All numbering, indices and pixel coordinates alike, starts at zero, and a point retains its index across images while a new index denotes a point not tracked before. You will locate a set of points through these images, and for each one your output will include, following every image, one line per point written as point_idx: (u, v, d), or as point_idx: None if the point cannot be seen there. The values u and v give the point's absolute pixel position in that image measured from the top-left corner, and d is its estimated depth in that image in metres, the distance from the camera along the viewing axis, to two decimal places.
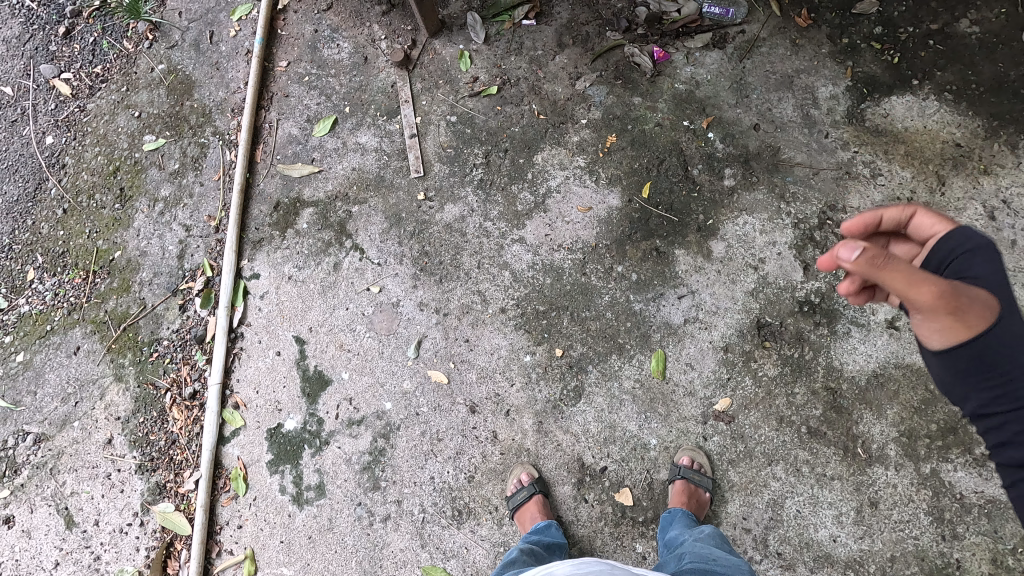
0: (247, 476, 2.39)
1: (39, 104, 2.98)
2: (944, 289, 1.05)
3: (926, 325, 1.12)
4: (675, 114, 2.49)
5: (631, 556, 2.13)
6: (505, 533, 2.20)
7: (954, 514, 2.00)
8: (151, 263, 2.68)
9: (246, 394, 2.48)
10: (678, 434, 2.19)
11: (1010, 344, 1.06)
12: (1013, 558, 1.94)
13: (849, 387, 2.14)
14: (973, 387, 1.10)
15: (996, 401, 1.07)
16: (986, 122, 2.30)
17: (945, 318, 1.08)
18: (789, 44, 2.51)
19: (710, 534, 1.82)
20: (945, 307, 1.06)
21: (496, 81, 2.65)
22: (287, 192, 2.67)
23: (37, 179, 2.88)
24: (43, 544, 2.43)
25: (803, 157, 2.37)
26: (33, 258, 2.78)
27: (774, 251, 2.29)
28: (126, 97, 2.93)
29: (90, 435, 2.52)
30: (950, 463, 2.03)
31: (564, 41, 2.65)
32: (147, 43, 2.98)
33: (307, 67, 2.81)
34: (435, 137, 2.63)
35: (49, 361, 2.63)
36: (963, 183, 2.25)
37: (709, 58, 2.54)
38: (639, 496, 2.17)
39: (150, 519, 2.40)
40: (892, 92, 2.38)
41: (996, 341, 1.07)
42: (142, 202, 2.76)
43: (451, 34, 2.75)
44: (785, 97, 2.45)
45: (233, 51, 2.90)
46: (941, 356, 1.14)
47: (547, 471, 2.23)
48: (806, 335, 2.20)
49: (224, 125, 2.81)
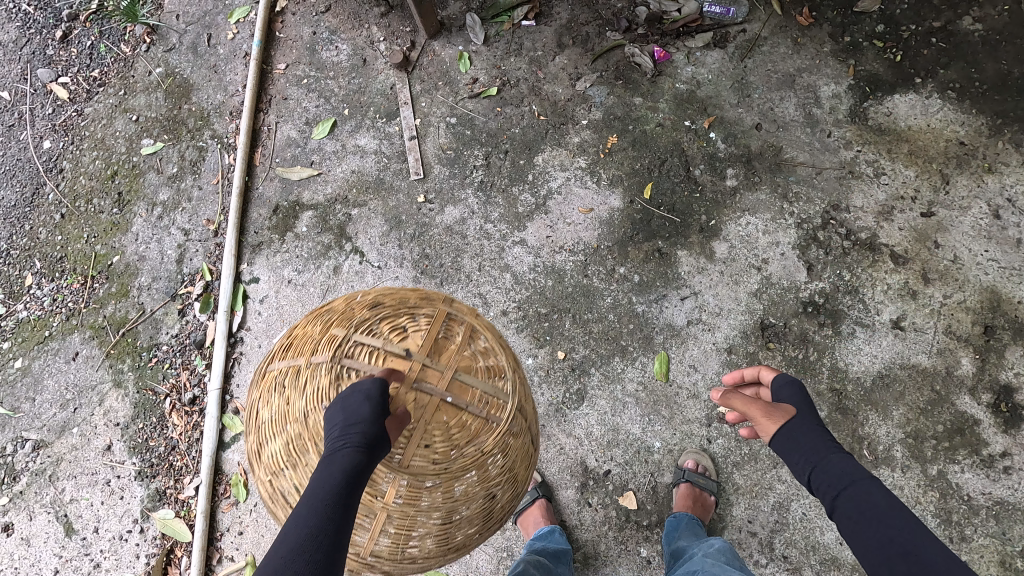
0: (247, 481, 2.37)
1: (36, 108, 2.96)
2: (753, 404, 1.47)
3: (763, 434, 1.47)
4: (676, 114, 2.47)
5: (635, 560, 2.12)
6: (508, 538, 2.19)
7: (962, 516, 1.98)
8: (149, 268, 2.66)
9: (246, 399, 2.46)
10: (682, 437, 2.17)
11: (802, 431, 1.38)
12: (1022, 560, 1.93)
13: (855, 388, 2.12)
14: (797, 469, 1.37)
15: (808, 476, 1.34)
16: (990, 120, 2.28)
17: (760, 418, 1.44)
18: (791, 43, 2.49)
19: (720, 549, 1.74)
20: (755, 411, 1.46)
21: (496, 82, 2.63)
22: (287, 196, 2.65)
23: (35, 183, 2.86)
24: (42, 552, 2.41)
25: (806, 156, 2.36)
26: (31, 263, 2.76)
27: (777, 251, 2.27)
28: (124, 101, 2.91)
29: (89, 442, 2.50)
30: (956, 465, 2.01)
31: (564, 42, 2.64)
32: (144, 46, 2.96)
33: (306, 69, 2.80)
34: (434, 138, 2.62)
35: (48, 366, 2.61)
36: (967, 181, 2.24)
37: (710, 57, 2.53)
38: (643, 500, 2.15)
39: (151, 526, 2.38)
40: (895, 91, 2.37)
41: (800, 429, 1.38)
42: (140, 206, 2.74)
43: (450, 35, 2.73)
44: (786, 96, 2.43)
45: (230, 54, 2.88)
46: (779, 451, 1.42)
47: (550, 475, 2.21)
48: (811, 336, 2.19)
49: (222, 128, 2.79)
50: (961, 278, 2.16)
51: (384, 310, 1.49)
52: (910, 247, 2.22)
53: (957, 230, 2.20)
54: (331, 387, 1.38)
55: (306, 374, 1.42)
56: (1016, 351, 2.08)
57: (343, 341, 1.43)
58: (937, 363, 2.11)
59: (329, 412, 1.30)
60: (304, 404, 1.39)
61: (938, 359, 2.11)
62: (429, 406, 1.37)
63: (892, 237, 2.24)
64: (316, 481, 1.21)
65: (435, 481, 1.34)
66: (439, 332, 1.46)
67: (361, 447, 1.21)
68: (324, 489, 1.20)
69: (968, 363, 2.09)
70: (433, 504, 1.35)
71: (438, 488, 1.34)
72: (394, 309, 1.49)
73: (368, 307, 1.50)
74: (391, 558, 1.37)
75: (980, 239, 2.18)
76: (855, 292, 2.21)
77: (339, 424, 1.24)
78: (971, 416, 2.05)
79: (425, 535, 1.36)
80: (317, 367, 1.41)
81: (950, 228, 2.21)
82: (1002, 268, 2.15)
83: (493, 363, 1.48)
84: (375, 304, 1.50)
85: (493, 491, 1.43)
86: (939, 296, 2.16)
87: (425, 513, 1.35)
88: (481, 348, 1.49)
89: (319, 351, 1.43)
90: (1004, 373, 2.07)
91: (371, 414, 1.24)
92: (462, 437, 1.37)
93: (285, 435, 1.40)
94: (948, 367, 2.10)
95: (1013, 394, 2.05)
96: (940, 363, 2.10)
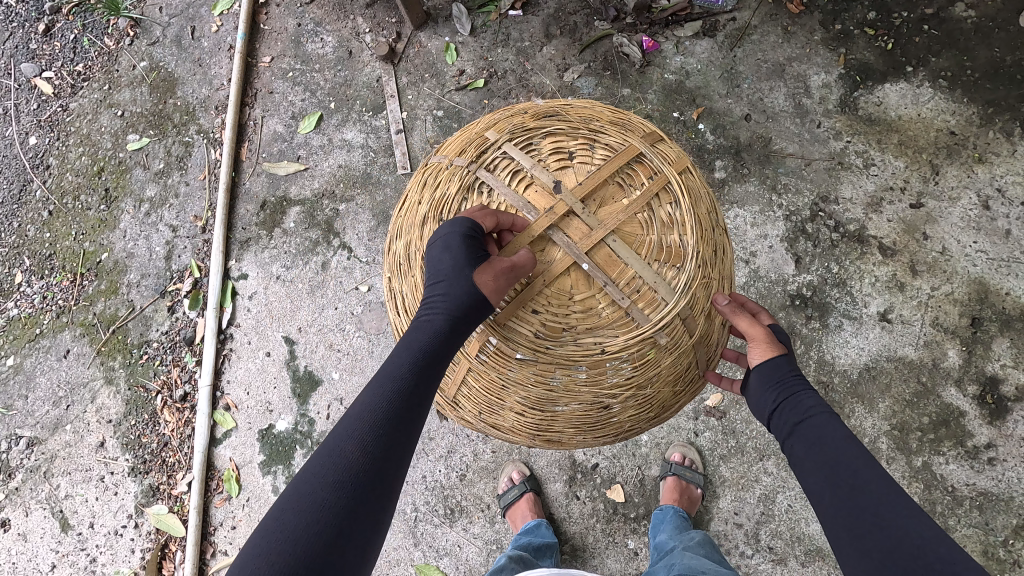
0: (239, 477, 2.39)
1: (21, 104, 2.94)
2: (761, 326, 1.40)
3: (751, 353, 1.43)
4: (664, 105, 2.44)
5: (623, 552, 2.14)
6: (498, 531, 2.21)
7: (945, 507, 1.99)
8: (138, 265, 2.66)
9: (237, 395, 2.47)
10: (669, 430, 2.18)
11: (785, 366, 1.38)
12: (1004, 549, 1.95)
13: (841, 381, 2.13)
14: (764, 399, 1.39)
15: (775, 403, 1.35)
16: (981, 109, 2.25)
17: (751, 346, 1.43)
18: (781, 31, 2.45)
19: (700, 542, 1.75)
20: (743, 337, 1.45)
21: (483, 74, 2.60)
22: (274, 191, 2.64)
23: (21, 180, 2.85)
24: (39, 547, 2.44)
25: (795, 147, 2.34)
26: (20, 261, 2.76)
27: (765, 244, 2.26)
28: (108, 95, 2.88)
29: (83, 438, 2.52)
30: (941, 456, 2.02)
31: (551, 32, 2.60)
32: (128, 40, 2.93)
33: (291, 62, 2.76)
34: (421, 132, 2.60)
35: (40, 364, 2.62)
36: (957, 172, 2.22)
37: (699, 47, 2.49)
38: (631, 493, 2.17)
39: (145, 521, 2.41)
40: (886, 80, 2.34)
41: (784, 363, 1.38)
42: (128, 203, 2.73)
43: (437, 26, 2.69)
44: (776, 86, 2.40)
45: (215, 47, 2.84)
46: (756, 376, 1.41)
47: (539, 469, 2.23)
48: (798, 328, 2.19)
49: (208, 122, 2.77)
50: (950, 269, 2.15)
51: (559, 127, 1.53)
52: (899, 239, 2.21)
53: (946, 221, 2.19)
54: (461, 194, 1.48)
55: (446, 172, 1.52)
56: (1003, 343, 2.08)
57: (492, 149, 1.51)
58: (924, 355, 2.11)
59: (433, 242, 1.40)
60: (428, 206, 1.51)
61: (925, 352, 2.11)
62: (557, 266, 1.39)
63: (880, 229, 2.23)
64: (410, 332, 1.36)
65: (527, 354, 1.38)
66: (603, 191, 1.47)
67: (448, 315, 1.32)
68: (404, 358, 1.32)
69: (954, 355, 2.09)
70: (522, 377, 1.40)
71: (528, 364, 1.38)
72: (568, 140, 1.52)
73: (541, 119, 1.55)
74: (472, 407, 1.53)
75: (969, 230, 2.17)
76: (843, 284, 2.20)
77: (435, 266, 1.38)
78: (956, 408, 2.05)
79: (509, 405, 1.46)
80: (457, 169, 1.49)
81: (939, 219, 2.20)
82: (990, 259, 2.14)
83: (667, 250, 1.42)
84: (553, 121, 1.54)
85: (602, 398, 1.41)
86: (926, 288, 2.15)
87: (511, 383, 1.42)
88: (661, 222, 1.45)
89: (465, 154, 1.51)
90: (990, 365, 2.07)
91: (450, 262, 1.34)
92: (576, 316, 1.39)
93: (410, 234, 1.53)
94: (935, 359, 2.10)
95: (999, 385, 2.05)
96: (926, 356, 2.11)
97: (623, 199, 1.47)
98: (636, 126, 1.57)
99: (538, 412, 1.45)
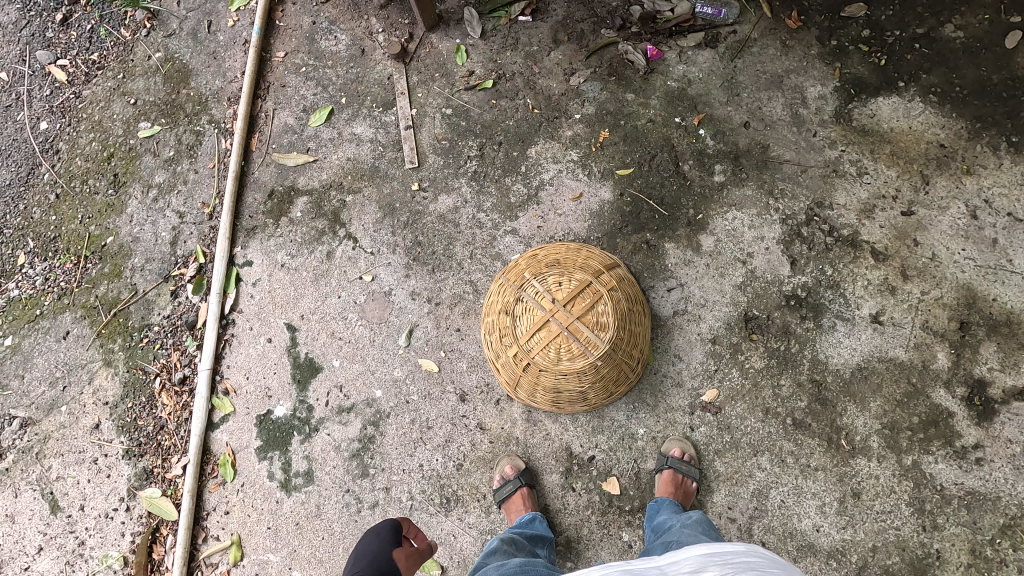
0: (234, 461, 2.40)
1: (34, 89, 2.98)
2: None
3: None
4: (667, 111, 2.53)
5: (617, 544, 2.16)
6: (493, 521, 2.22)
7: (934, 505, 2.03)
8: (143, 249, 2.68)
9: (236, 380, 2.48)
10: (665, 424, 2.21)
11: None
12: (991, 548, 1.98)
13: (834, 379, 2.18)
14: None
15: None
16: (969, 124, 2.34)
17: None
18: (780, 45, 2.56)
19: (698, 521, 1.78)
20: None
21: (492, 75, 2.68)
22: (282, 181, 2.69)
23: (30, 164, 2.88)
24: (28, 529, 2.41)
25: (792, 154, 2.42)
26: (24, 242, 2.77)
27: (762, 246, 2.33)
28: (122, 84, 2.93)
29: (78, 420, 2.50)
30: (931, 455, 2.07)
31: (559, 38, 2.69)
32: (144, 31, 2.99)
33: (305, 58, 2.84)
34: (429, 129, 2.66)
35: (38, 345, 2.62)
36: (947, 182, 2.30)
37: (701, 56, 2.59)
38: (626, 486, 2.19)
39: (136, 504, 2.39)
40: (879, 93, 2.43)
41: None
42: (136, 188, 2.76)
43: (448, 28, 2.78)
44: (774, 96, 2.49)
45: (230, 41, 2.91)
46: None
47: (535, 461, 2.25)
48: (792, 328, 2.24)
49: (220, 113, 2.82)
50: (939, 275, 2.22)
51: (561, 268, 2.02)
52: (890, 244, 2.28)
53: (936, 229, 2.27)
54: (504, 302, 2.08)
55: (497, 286, 2.17)
56: (990, 347, 2.14)
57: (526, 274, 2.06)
58: (914, 356, 2.17)
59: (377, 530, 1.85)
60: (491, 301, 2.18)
61: (915, 353, 2.17)
62: (549, 334, 1.93)
63: (873, 234, 2.30)
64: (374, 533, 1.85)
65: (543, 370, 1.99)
66: (579, 295, 1.95)
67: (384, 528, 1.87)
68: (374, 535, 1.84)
69: (943, 356, 2.15)
70: (545, 379, 2.02)
71: (544, 374, 2.00)
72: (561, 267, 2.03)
73: (550, 256, 2.13)
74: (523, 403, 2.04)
75: (957, 238, 2.24)
76: (837, 286, 2.27)
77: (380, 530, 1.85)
78: (945, 409, 2.10)
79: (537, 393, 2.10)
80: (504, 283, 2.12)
81: (929, 227, 2.27)
82: (978, 267, 2.20)
83: (603, 321, 1.94)
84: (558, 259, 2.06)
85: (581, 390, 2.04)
86: (917, 292, 2.22)
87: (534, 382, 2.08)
88: (605, 309, 1.94)
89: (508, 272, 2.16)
90: (978, 368, 2.13)
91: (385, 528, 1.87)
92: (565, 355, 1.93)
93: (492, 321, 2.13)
94: (925, 361, 2.16)
95: (987, 388, 2.10)
96: (916, 358, 2.16)
97: (590, 302, 1.94)
98: (597, 256, 2.16)
99: (553, 394, 2.08)
